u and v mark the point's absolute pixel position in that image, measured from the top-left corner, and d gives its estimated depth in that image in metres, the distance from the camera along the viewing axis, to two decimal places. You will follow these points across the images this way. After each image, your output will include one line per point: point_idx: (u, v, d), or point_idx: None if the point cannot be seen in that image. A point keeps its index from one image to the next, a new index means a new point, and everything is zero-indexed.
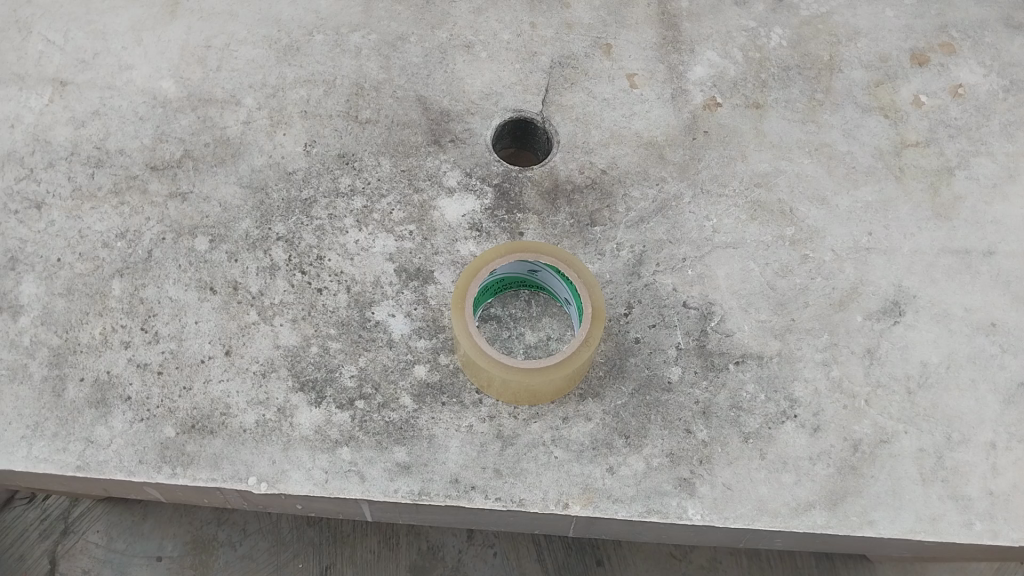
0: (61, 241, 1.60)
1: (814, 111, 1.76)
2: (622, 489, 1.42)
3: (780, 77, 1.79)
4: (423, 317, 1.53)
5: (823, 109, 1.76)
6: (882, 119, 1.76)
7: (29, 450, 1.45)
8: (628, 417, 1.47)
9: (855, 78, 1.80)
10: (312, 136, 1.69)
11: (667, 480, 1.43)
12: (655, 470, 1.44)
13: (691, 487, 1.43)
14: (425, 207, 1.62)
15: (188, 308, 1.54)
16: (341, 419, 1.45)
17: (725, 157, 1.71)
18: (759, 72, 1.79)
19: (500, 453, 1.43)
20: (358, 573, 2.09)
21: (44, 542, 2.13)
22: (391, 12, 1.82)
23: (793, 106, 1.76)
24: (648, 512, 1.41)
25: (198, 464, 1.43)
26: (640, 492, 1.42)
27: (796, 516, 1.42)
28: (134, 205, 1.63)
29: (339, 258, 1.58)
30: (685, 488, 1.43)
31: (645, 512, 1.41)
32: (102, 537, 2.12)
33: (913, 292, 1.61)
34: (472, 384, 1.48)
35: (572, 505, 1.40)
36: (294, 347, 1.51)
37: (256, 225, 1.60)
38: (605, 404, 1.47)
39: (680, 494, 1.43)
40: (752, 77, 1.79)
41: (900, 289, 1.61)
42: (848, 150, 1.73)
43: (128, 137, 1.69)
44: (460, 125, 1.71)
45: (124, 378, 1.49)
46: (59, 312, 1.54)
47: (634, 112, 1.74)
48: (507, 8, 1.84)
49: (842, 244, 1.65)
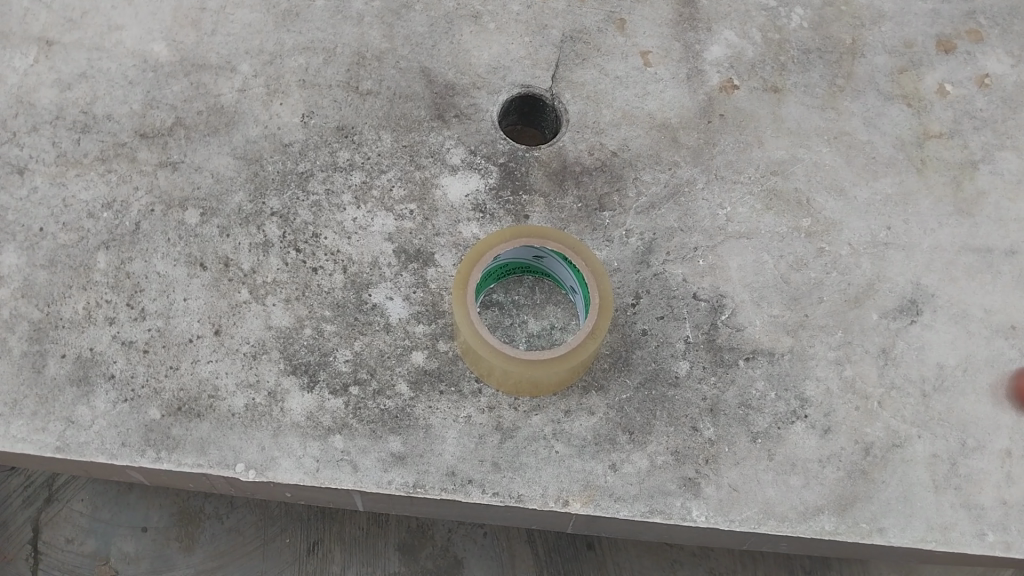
0: (45, 210, 1.55)
1: (834, 97, 1.71)
2: (624, 488, 1.40)
3: (800, 61, 1.74)
4: (422, 301, 1.50)
5: (843, 95, 1.72)
6: (905, 107, 1.72)
7: (7, 429, 1.42)
8: (633, 413, 1.44)
9: (878, 64, 1.75)
10: (310, 106, 1.64)
11: (672, 480, 1.41)
12: (659, 469, 1.41)
13: (696, 487, 1.41)
14: (427, 185, 1.58)
15: (177, 284, 1.50)
16: (335, 405, 1.42)
17: (740, 142, 1.66)
18: (778, 54, 1.74)
19: (499, 445, 1.41)
20: (346, 549, 2.08)
21: (28, 509, 2.11)
22: None
23: (812, 91, 1.72)
24: (651, 512, 1.39)
25: (184, 448, 1.40)
26: (642, 492, 1.40)
27: (803, 521, 1.40)
28: (122, 173, 1.58)
29: (336, 236, 1.54)
30: (690, 489, 1.41)
31: (647, 513, 1.39)
32: (87, 505, 2.10)
33: (932, 291, 1.58)
34: (470, 372, 1.45)
35: (573, 503, 1.38)
36: (287, 328, 1.47)
37: (249, 198, 1.56)
38: (609, 398, 1.45)
39: (685, 494, 1.41)
40: (770, 58, 1.74)
41: (919, 287, 1.58)
42: (868, 139, 1.69)
43: (117, 102, 1.63)
44: (465, 100, 1.66)
45: (107, 356, 1.45)
46: (41, 285, 1.50)
47: (647, 92, 1.69)
48: None
49: (860, 238, 1.61)
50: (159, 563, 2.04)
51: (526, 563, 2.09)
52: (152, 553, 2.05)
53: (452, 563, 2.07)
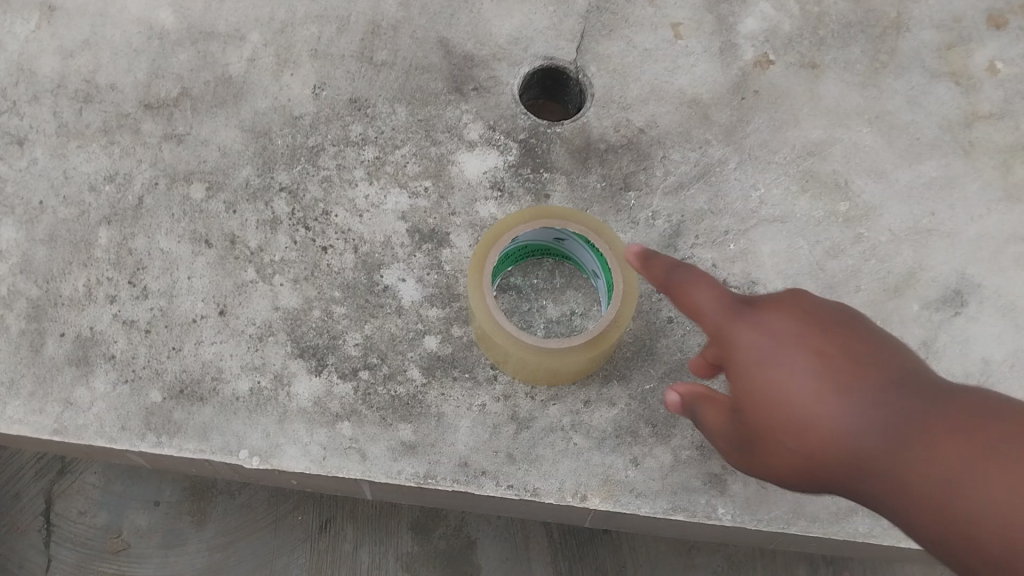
0: (45, 182, 1.53)
1: (876, 74, 1.65)
2: (646, 483, 1.36)
3: (840, 35, 1.67)
4: (436, 283, 1.46)
5: (886, 72, 1.65)
6: (952, 85, 1.65)
7: (5, 410, 1.40)
8: (657, 405, 1.40)
9: (925, 39, 1.68)
10: (322, 78, 1.59)
11: (697, 476, 1.37)
12: (683, 465, 1.38)
13: (722, 484, 1.37)
14: (443, 161, 1.54)
15: (180, 261, 1.47)
16: (343, 390, 1.39)
17: (776, 121, 1.60)
18: (817, 29, 1.67)
19: (514, 436, 1.37)
20: (358, 527, 2.05)
21: (40, 481, 2.10)
22: None
23: (852, 68, 1.65)
24: (673, 510, 1.35)
25: (185, 433, 1.38)
26: (665, 488, 1.36)
27: (835, 522, 1.36)
28: (125, 146, 1.55)
29: (347, 214, 1.50)
30: (716, 486, 1.37)
31: (669, 510, 1.35)
32: (101, 478, 2.10)
33: (978, 281, 1.52)
34: (485, 359, 1.41)
35: (592, 498, 1.34)
36: (294, 309, 1.44)
37: (257, 173, 1.53)
38: (631, 388, 1.41)
39: (710, 491, 1.37)
40: (808, 33, 1.67)
41: (963, 277, 1.52)
42: (912, 120, 1.62)
43: (120, 72, 1.60)
44: (485, 72, 1.61)
45: (108, 336, 1.43)
46: (41, 261, 1.48)
47: (678, 66, 1.63)
48: None
49: (901, 224, 1.55)
50: (172, 537, 2.04)
51: (541, 546, 2.05)
52: (164, 528, 2.05)
53: (465, 544, 2.04)
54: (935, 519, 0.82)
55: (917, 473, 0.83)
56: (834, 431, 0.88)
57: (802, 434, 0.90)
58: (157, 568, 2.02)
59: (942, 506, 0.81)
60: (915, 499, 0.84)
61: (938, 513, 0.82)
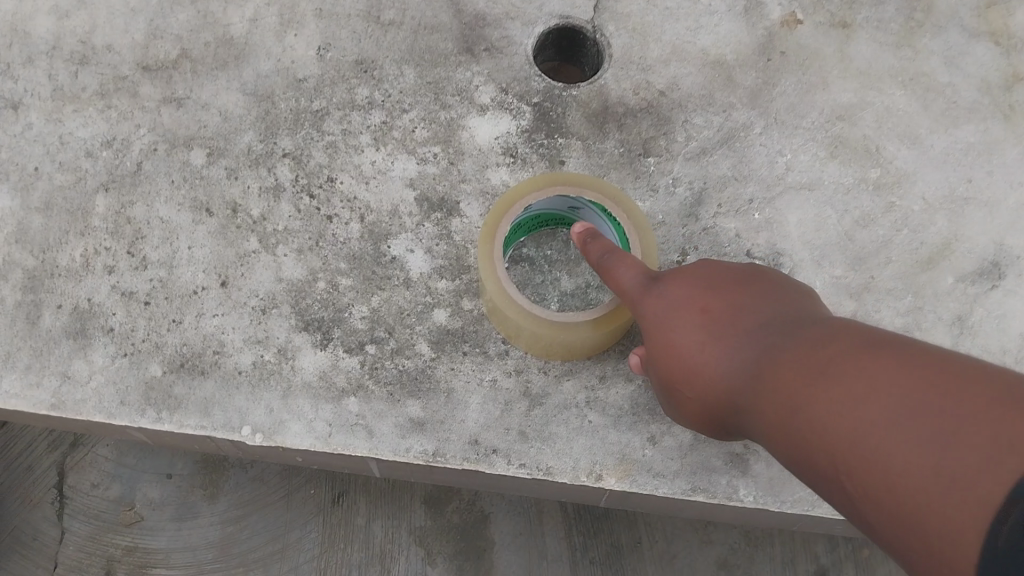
0: (40, 147, 1.51)
1: (911, 34, 1.58)
2: (665, 463, 1.34)
3: None
4: (446, 254, 1.42)
5: (922, 31, 1.59)
6: (992, 46, 1.58)
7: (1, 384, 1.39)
8: None
9: None
10: (327, 38, 1.55)
11: (718, 456, 1.35)
12: (703, 445, 1.35)
13: (744, 464, 1.35)
14: (453, 127, 1.50)
15: (180, 230, 1.45)
16: (350, 364, 1.37)
17: (804, 83, 1.54)
18: None
19: (527, 413, 1.35)
20: (370, 501, 2.05)
21: (50, 454, 2.11)
22: None
23: (886, 27, 1.59)
24: (693, 491, 1.33)
25: (186, 409, 1.36)
26: (684, 468, 1.34)
27: None
28: (123, 110, 1.52)
29: (352, 181, 1.47)
30: (737, 466, 1.34)
31: (689, 490, 1.33)
32: (112, 451, 2.11)
33: (1017, 253, 1.47)
34: (495, 333, 1.38)
35: (607, 478, 1.32)
36: (298, 281, 1.41)
37: (259, 138, 1.49)
38: None
39: (731, 472, 1.34)
40: None
41: (1001, 248, 1.47)
42: (949, 82, 1.56)
43: (117, 32, 1.56)
44: (497, 32, 1.55)
45: (106, 308, 1.41)
46: (37, 230, 1.46)
47: (700, 26, 1.58)
48: None
49: (936, 192, 1.50)
50: (184, 510, 2.05)
51: (556, 521, 2.04)
52: (175, 502, 2.05)
53: (479, 518, 2.04)
54: (802, 454, 0.83)
55: (782, 406, 0.86)
56: (720, 374, 0.97)
57: (701, 384, 1.00)
58: (169, 541, 2.02)
59: (801, 436, 0.83)
60: (783, 434, 0.86)
61: (801, 446, 0.83)
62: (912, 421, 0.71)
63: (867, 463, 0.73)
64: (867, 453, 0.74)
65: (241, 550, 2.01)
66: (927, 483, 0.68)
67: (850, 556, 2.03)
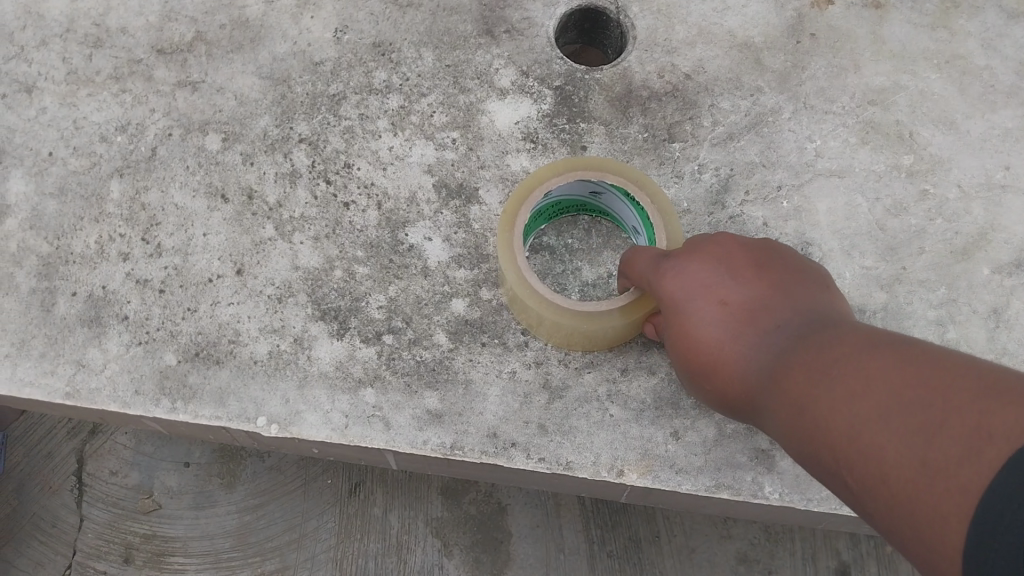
0: (54, 132, 1.50)
1: (946, 15, 1.55)
2: (688, 459, 1.32)
3: None
4: (464, 243, 1.41)
5: (957, 12, 1.56)
6: None
7: (15, 372, 1.39)
8: None
9: None
10: (344, 20, 1.53)
11: (742, 452, 1.32)
12: (727, 440, 1.32)
13: (769, 460, 1.32)
14: (472, 111, 1.47)
15: (196, 217, 1.44)
16: (367, 354, 1.36)
17: (835, 66, 1.51)
18: None
19: (546, 406, 1.33)
20: (387, 491, 2.05)
21: (70, 441, 2.13)
22: None
23: (921, 8, 1.55)
24: (717, 487, 1.31)
25: (200, 399, 1.35)
26: (708, 464, 1.32)
27: None
28: (137, 93, 1.51)
29: (370, 167, 1.45)
30: (762, 462, 1.32)
31: (713, 487, 1.30)
32: (131, 439, 2.12)
33: None
34: (515, 324, 1.37)
35: (628, 474, 1.30)
36: (315, 269, 1.40)
37: (275, 123, 1.48)
38: None
39: (756, 468, 1.32)
40: None
41: None
42: (986, 64, 1.52)
43: (132, 14, 1.56)
44: (517, 13, 1.53)
45: (121, 295, 1.41)
46: (52, 215, 1.46)
47: (728, 7, 1.55)
48: None
49: (972, 179, 1.46)
50: (201, 499, 2.06)
51: (573, 514, 2.03)
52: (193, 489, 2.07)
53: (495, 510, 2.04)
54: (811, 447, 0.86)
55: (794, 402, 0.90)
56: (735, 369, 1.00)
57: (715, 377, 1.03)
58: (187, 529, 2.03)
59: (810, 430, 0.86)
60: (794, 429, 0.89)
61: (810, 440, 0.86)
62: (914, 420, 0.74)
63: (869, 457, 0.77)
64: (870, 449, 0.77)
65: (257, 540, 2.01)
66: (920, 477, 0.71)
67: (873, 552, 2.01)
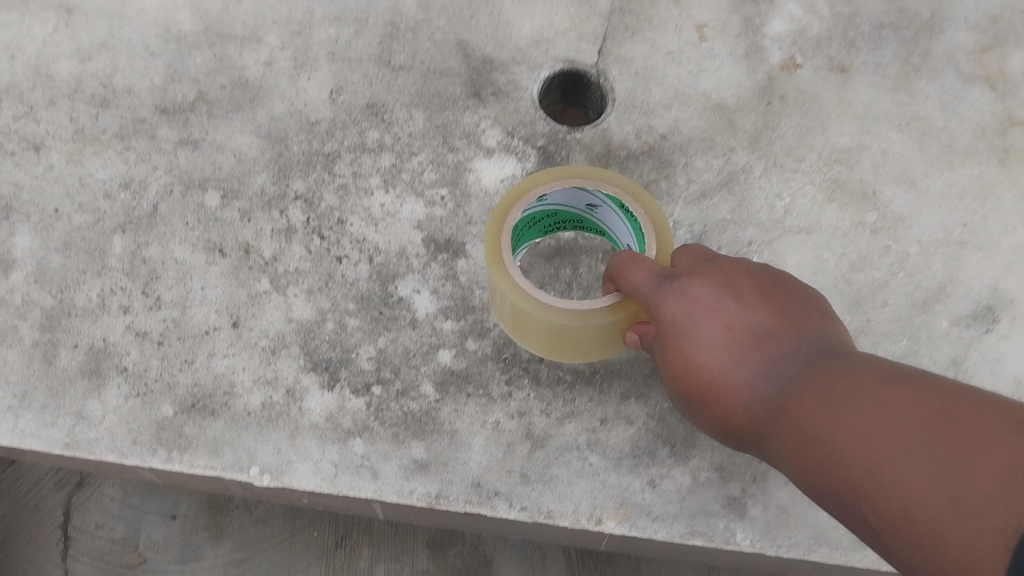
0: (60, 188, 1.54)
1: (907, 79, 1.61)
2: (663, 506, 1.34)
3: (871, 37, 1.64)
4: (451, 295, 1.45)
5: (918, 75, 1.62)
6: (987, 91, 1.62)
7: (15, 423, 1.40)
8: (674, 424, 1.38)
9: (959, 41, 1.65)
10: (338, 81, 1.58)
11: (715, 499, 1.36)
12: (701, 488, 1.36)
13: (741, 508, 1.36)
14: (459, 169, 1.52)
15: (194, 271, 1.47)
16: (356, 405, 1.39)
17: (803, 127, 1.57)
18: (847, 31, 1.64)
19: (528, 455, 1.36)
20: (372, 543, 2.06)
21: (59, 492, 2.13)
22: None
23: (884, 71, 1.62)
24: (691, 534, 1.33)
25: (195, 449, 1.37)
26: (683, 511, 1.35)
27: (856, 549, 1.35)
28: (141, 151, 1.55)
29: (362, 223, 1.49)
30: (735, 509, 1.35)
31: (687, 534, 1.33)
32: (118, 491, 2.13)
33: (1010, 296, 1.48)
34: (499, 374, 1.40)
35: (607, 521, 1.33)
36: (308, 322, 1.44)
37: (272, 180, 1.52)
38: (649, 406, 1.39)
39: (729, 515, 1.35)
40: (838, 35, 1.64)
41: (996, 291, 1.49)
42: (944, 125, 1.58)
43: (137, 75, 1.60)
44: (503, 76, 1.59)
45: (121, 348, 1.43)
46: (56, 269, 1.49)
47: (702, 69, 1.61)
48: None
49: (932, 235, 1.51)
50: (188, 551, 2.06)
51: (559, 566, 2.06)
52: (180, 542, 2.07)
53: (481, 563, 2.05)
54: (821, 472, 0.96)
55: (806, 430, 0.99)
56: (742, 396, 1.09)
57: (719, 402, 1.12)
58: None
59: (822, 456, 0.96)
60: (803, 454, 0.99)
61: (821, 465, 0.96)
62: (932, 454, 0.85)
63: (889, 484, 0.87)
64: (890, 477, 0.87)
65: None
66: (945, 508, 0.82)
67: None
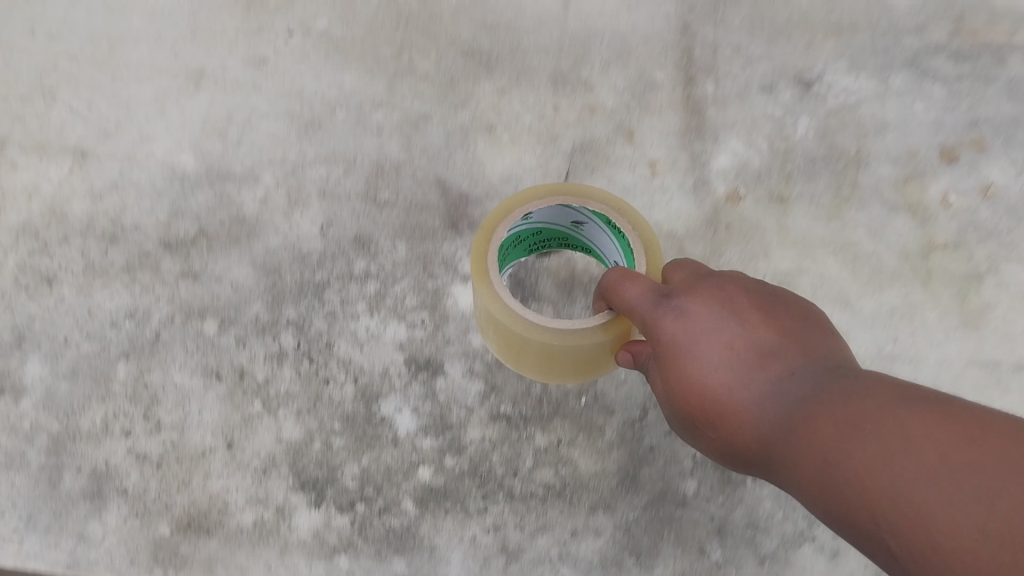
0: (69, 320, 1.58)
1: (839, 208, 1.72)
2: None
3: (806, 171, 1.74)
4: (430, 413, 1.51)
5: (848, 205, 1.72)
6: (910, 218, 1.71)
7: (20, 544, 1.45)
8: (639, 534, 1.45)
9: (883, 174, 1.74)
10: (328, 216, 1.66)
11: None
12: None
13: None
14: (438, 295, 1.61)
15: (193, 395, 1.52)
16: (341, 522, 1.45)
17: (747, 253, 1.67)
18: (784, 164, 1.75)
19: (504, 567, 1.42)
20: None
21: None
22: (414, 89, 1.78)
23: (817, 201, 1.72)
24: None
25: (191, 566, 1.43)
26: None
27: None
28: (146, 283, 1.61)
29: (349, 346, 1.56)
30: None
31: None
32: None
33: None
34: (476, 490, 1.46)
35: None
36: (296, 443, 1.49)
37: (266, 309, 1.59)
38: (616, 517, 1.46)
39: None
40: (776, 168, 1.74)
41: None
42: (873, 250, 1.68)
43: (144, 213, 1.67)
44: (477, 209, 1.68)
45: (123, 470, 1.48)
46: (63, 396, 1.53)
47: (655, 202, 1.71)
48: (530, 88, 1.79)
49: (865, 351, 1.60)
50: None
51: None
52: None
53: None
54: (835, 487, 0.98)
55: (819, 450, 1.00)
56: (751, 417, 1.11)
57: (727, 425, 1.14)
58: None
59: (837, 472, 0.97)
60: (818, 473, 1.00)
61: (835, 481, 0.97)
62: (955, 475, 0.88)
63: (912, 503, 0.89)
64: (915, 497, 0.89)
65: None
66: (971, 534, 0.84)
67: None
